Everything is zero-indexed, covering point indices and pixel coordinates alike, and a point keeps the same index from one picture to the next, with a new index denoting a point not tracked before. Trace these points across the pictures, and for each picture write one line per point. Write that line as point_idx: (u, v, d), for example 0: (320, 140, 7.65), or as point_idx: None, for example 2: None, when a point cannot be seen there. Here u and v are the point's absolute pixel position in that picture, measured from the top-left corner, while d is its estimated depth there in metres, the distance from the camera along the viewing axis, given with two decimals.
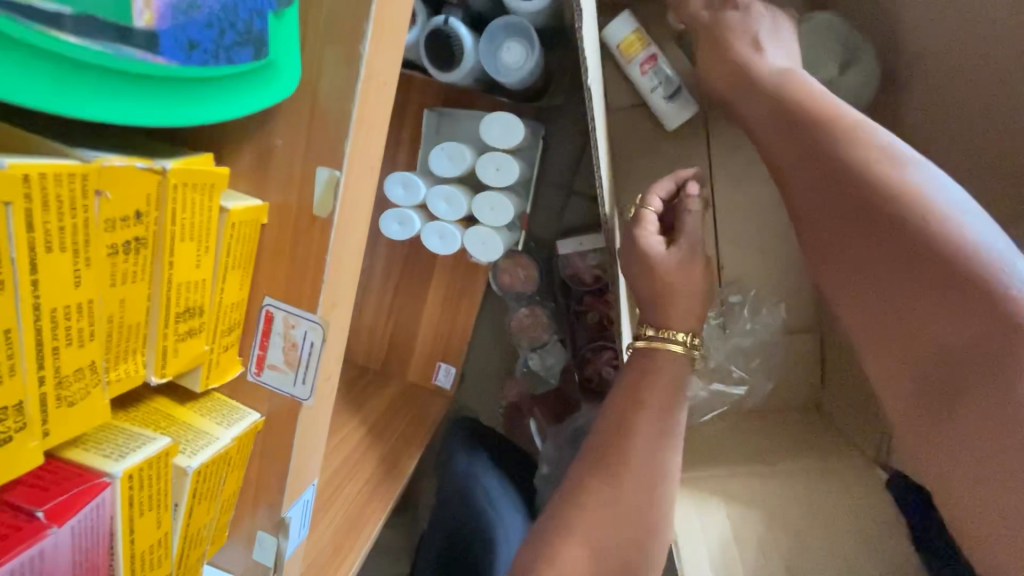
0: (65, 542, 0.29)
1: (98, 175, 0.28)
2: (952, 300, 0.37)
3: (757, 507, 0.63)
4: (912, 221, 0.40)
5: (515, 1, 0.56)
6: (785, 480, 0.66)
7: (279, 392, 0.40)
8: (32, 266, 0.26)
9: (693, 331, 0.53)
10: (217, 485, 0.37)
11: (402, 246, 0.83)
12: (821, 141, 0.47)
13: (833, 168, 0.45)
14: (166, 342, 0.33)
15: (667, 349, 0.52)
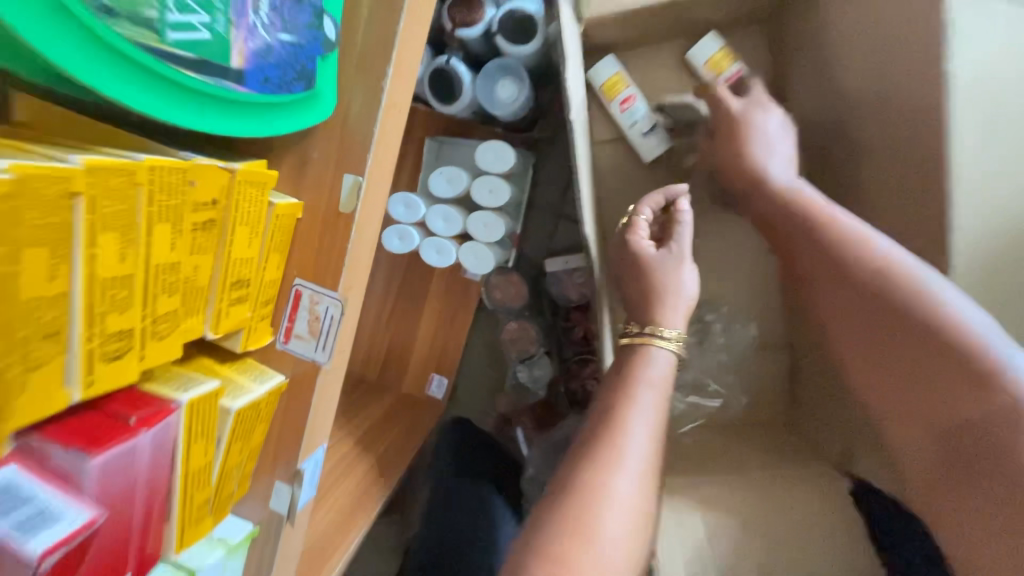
0: (149, 444, 0.34)
1: (193, 170, 0.34)
2: (956, 389, 0.38)
3: (733, 513, 0.62)
4: (909, 308, 0.40)
5: (507, 45, 0.63)
6: (764, 486, 0.64)
7: (303, 358, 0.45)
8: (147, 228, 0.32)
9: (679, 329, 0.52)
10: (250, 431, 0.42)
11: (403, 262, 0.89)
12: (813, 223, 0.48)
13: (816, 260, 0.47)
14: (222, 306, 0.39)
15: (654, 345, 0.51)
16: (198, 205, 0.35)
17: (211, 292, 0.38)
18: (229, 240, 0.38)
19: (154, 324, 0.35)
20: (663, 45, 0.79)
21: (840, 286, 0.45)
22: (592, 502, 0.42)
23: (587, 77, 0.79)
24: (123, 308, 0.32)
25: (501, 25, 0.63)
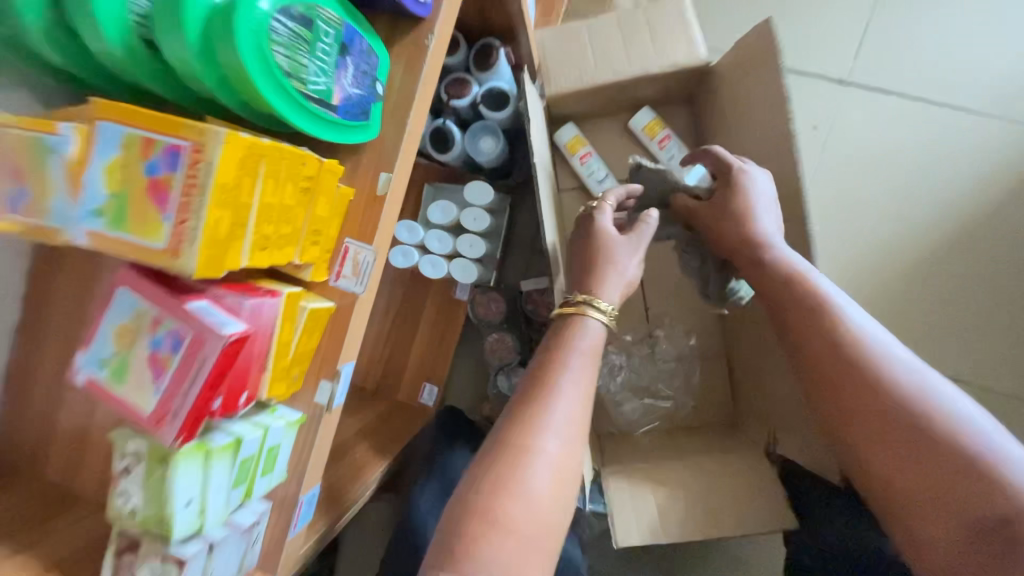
0: (270, 308, 0.41)
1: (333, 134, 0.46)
2: (974, 489, 0.47)
3: (679, 494, 0.80)
4: (932, 420, 0.50)
5: (488, 112, 0.86)
6: (702, 470, 0.82)
7: (345, 292, 0.50)
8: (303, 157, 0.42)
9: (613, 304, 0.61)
10: (307, 340, 0.48)
11: (404, 285, 1.08)
12: (840, 333, 0.56)
13: (830, 347, 0.57)
14: (321, 240, 0.48)
15: (589, 310, 0.60)
16: (314, 166, 0.43)
17: (297, 226, 0.44)
18: (335, 190, 0.47)
19: (254, 236, 0.38)
20: (610, 119, 1.06)
21: (849, 370, 0.55)
22: (523, 466, 0.48)
23: (554, 139, 1.04)
24: (264, 212, 0.38)
25: (482, 98, 0.87)
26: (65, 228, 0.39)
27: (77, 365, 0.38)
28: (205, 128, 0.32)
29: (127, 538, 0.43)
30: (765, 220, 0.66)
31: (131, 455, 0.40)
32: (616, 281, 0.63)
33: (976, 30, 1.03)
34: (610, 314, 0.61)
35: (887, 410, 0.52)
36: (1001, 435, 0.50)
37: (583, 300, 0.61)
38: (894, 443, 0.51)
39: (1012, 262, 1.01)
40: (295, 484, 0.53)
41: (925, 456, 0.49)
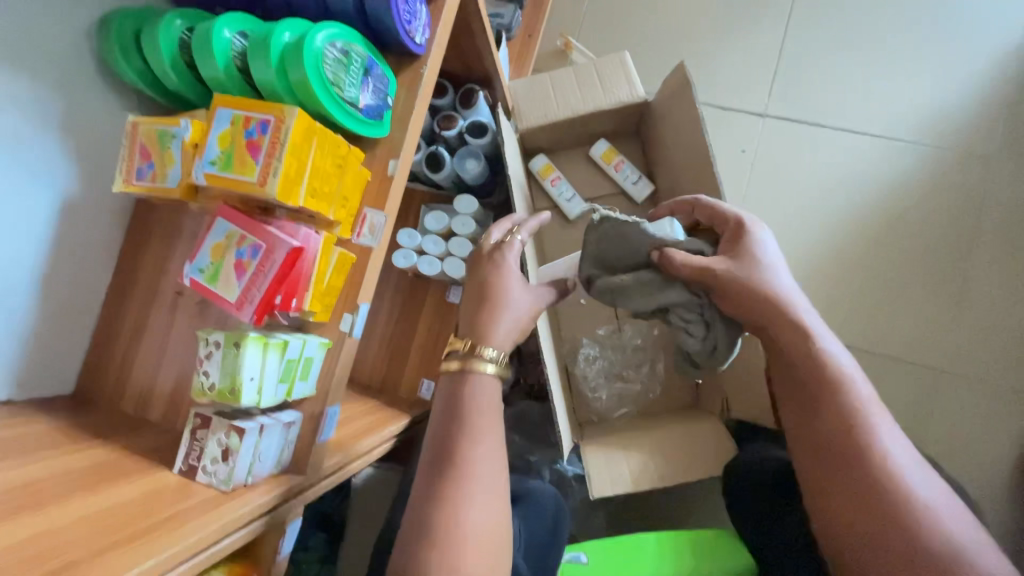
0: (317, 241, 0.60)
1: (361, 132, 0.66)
2: (914, 545, 0.58)
3: (648, 455, 0.95)
4: (884, 483, 0.62)
5: (472, 139, 1.08)
6: (668, 434, 0.98)
7: (363, 245, 0.67)
8: (344, 144, 0.62)
9: (501, 352, 0.67)
10: (336, 275, 0.65)
11: (403, 291, 1.23)
12: (824, 398, 0.67)
13: (835, 417, 0.66)
14: (347, 205, 0.66)
15: (479, 364, 0.65)
16: (346, 149, 0.62)
17: (333, 189, 0.62)
18: (359, 171, 0.66)
19: (308, 186, 0.57)
20: (574, 150, 1.27)
21: (845, 443, 0.65)
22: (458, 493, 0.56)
23: (528, 166, 1.25)
24: (315, 170, 0.57)
25: (468, 129, 1.09)
26: (179, 185, 0.59)
27: (185, 273, 0.56)
28: (285, 107, 0.53)
29: (202, 417, 0.59)
30: (780, 276, 0.70)
31: (213, 343, 0.57)
32: (509, 325, 0.68)
33: (867, 71, 1.27)
34: (496, 359, 0.66)
35: (849, 471, 0.64)
36: (949, 509, 0.60)
37: (469, 342, 0.66)
38: (855, 500, 0.63)
39: (914, 255, 1.22)
40: (321, 399, 0.67)
41: (877, 512, 0.61)
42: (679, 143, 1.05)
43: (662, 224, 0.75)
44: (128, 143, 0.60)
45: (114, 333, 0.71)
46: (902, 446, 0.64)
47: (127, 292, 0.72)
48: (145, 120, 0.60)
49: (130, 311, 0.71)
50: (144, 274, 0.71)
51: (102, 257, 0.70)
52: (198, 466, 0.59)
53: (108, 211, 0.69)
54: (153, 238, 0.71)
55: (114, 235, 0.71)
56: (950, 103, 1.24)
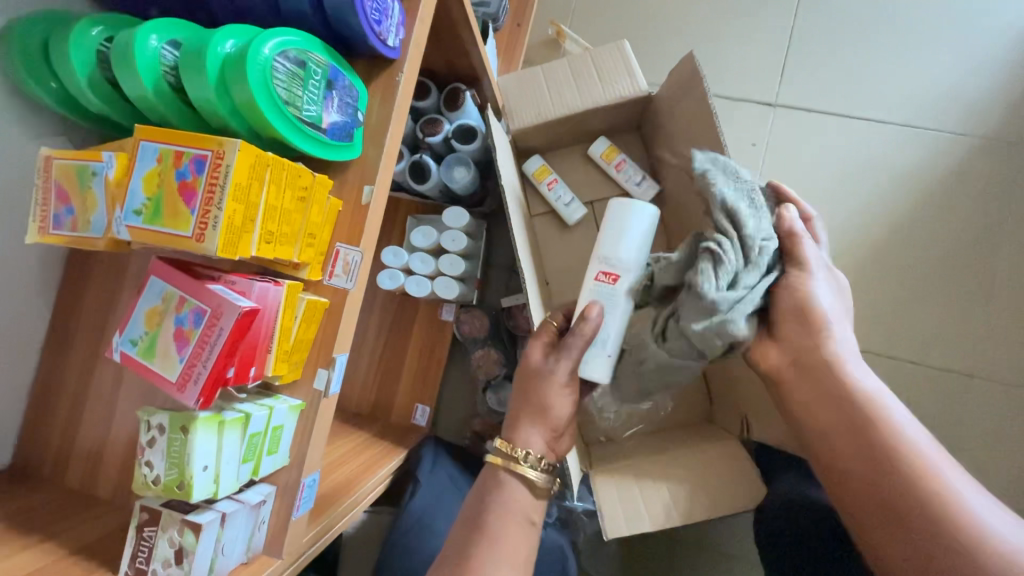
0: (278, 294, 0.50)
1: (327, 156, 0.55)
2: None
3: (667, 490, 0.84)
4: (935, 516, 0.49)
5: (458, 144, 0.97)
6: (689, 465, 0.87)
7: (337, 288, 0.57)
8: (306, 174, 0.52)
9: (539, 452, 0.60)
10: (306, 328, 0.55)
11: (391, 311, 1.12)
12: (853, 411, 0.55)
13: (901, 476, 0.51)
14: (315, 243, 0.56)
15: (523, 474, 0.59)
16: (309, 179, 0.52)
17: (296, 228, 0.52)
18: (327, 201, 0.56)
19: (261, 231, 0.47)
20: (571, 149, 1.16)
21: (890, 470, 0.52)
22: None
23: (522, 169, 1.13)
24: (269, 212, 0.47)
25: (454, 134, 0.98)
26: (106, 234, 0.48)
27: (114, 345, 0.46)
28: (225, 140, 0.42)
29: (148, 512, 0.49)
30: (825, 294, 0.58)
31: (155, 427, 0.47)
32: (532, 422, 0.61)
33: (890, 50, 1.14)
34: (535, 463, 0.59)
35: (888, 500, 0.52)
36: None
37: (512, 448, 0.60)
38: (899, 535, 0.51)
39: (948, 249, 1.10)
40: (296, 468, 0.57)
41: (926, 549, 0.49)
42: (688, 140, 0.93)
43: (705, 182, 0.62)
44: (40, 183, 0.49)
45: (51, 402, 0.60)
46: (957, 469, 0.52)
47: (65, 352, 0.60)
48: (59, 154, 0.49)
49: (70, 374, 0.60)
50: (83, 330, 0.60)
51: (31, 313, 0.58)
52: (147, 569, 0.49)
53: (34, 257, 0.57)
54: (90, 286, 0.60)
55: (46, 284, 0.59)
56: (982, 79, 1.11)
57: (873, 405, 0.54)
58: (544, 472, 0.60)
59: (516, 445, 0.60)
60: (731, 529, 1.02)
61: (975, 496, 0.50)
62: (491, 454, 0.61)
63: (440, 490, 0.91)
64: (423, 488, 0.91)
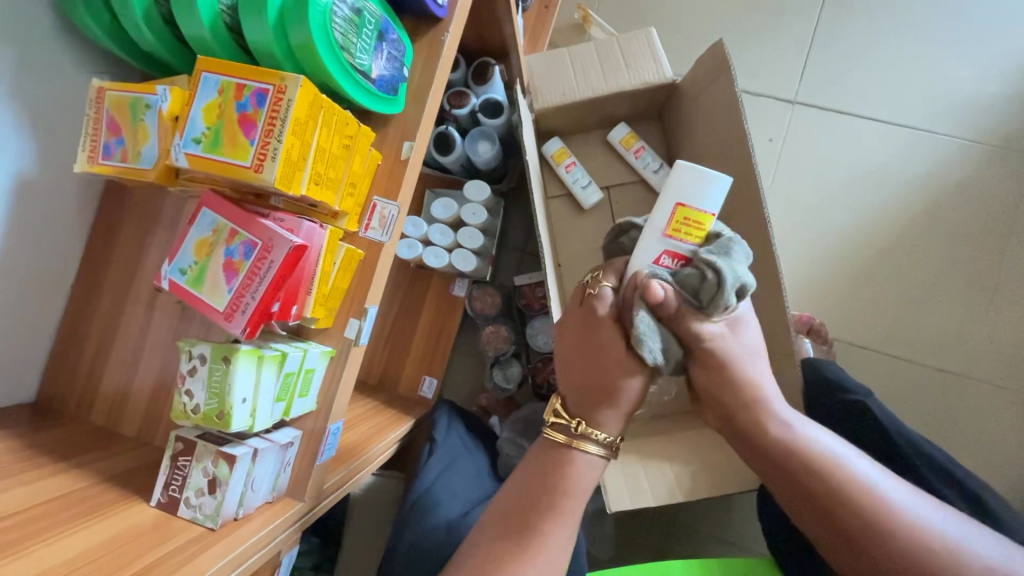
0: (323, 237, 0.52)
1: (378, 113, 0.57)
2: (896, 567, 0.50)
3: (669, 466, 0.83)
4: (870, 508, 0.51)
5: (484, 118, 0.98)
6: (689, 440, 0.86)
7: (373, 242, 0.58)
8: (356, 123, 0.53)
9: (614, 435, 0.54)
10: (340, 275, 0.56)
11: (403, 283, 1.12)
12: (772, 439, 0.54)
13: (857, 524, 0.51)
14: (356, 194, 0.57)
15: (585, 450, 0.53)
16: (354, 129, 0.53)
17: (340, 175, 0.53)
18: (369, 154, 0.57)
19: (311, 171, 0.48)
20: (590, 133, 1.15)
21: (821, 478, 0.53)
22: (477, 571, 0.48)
23: (541, 150, 1.12)
24: (320, 153, 0.48)
25: (480, 108, 0.99)
26: (155, 165, 0.49)
27: (163, 273, 0.49)
28: (286, 75, 0.44)
29: (183, 441, 0.51)
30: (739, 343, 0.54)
31: (197, 357, 0.49)
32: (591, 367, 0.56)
33: (909, 55, 1.16)
34: (604, 441, 0.54)
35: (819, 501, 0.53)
36: (951, 517, 0.52)
37: (581, 423, 0.54)
38: (833, 527, 0.53)
39: (950, 254, 1.12)
40: (324, 415, 0.58)
41: (852, 533, 0.52)
42: (706, 129, 0.93)
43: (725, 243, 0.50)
44: (92, 113, 0.50)
45: (81, 337, 0.60)
46: (869, 463, 0.54)
47: (97, 288, 0.60)
48: (112, 85, 0.49)
49: (101, 309, 0.60)
50: (116, 268, 0.60)
51: (66, 246, 0.59)
52: (179, 497, 0.51)
53: (71, 191, 0.57)
54: (123, 226, 0.60)
55: (81, 221, 0.59)
56: (992, 92, 1.14)
57: (808, 446, 0.54)
58: (607, 447, 0.54)
59: (587, 424, 0.53)
60: (724, 514, 1.04)
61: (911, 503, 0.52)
62: (551, 428, 0.55)
63: (453, 457, 0.93)
64: (440, 448, 0.94)
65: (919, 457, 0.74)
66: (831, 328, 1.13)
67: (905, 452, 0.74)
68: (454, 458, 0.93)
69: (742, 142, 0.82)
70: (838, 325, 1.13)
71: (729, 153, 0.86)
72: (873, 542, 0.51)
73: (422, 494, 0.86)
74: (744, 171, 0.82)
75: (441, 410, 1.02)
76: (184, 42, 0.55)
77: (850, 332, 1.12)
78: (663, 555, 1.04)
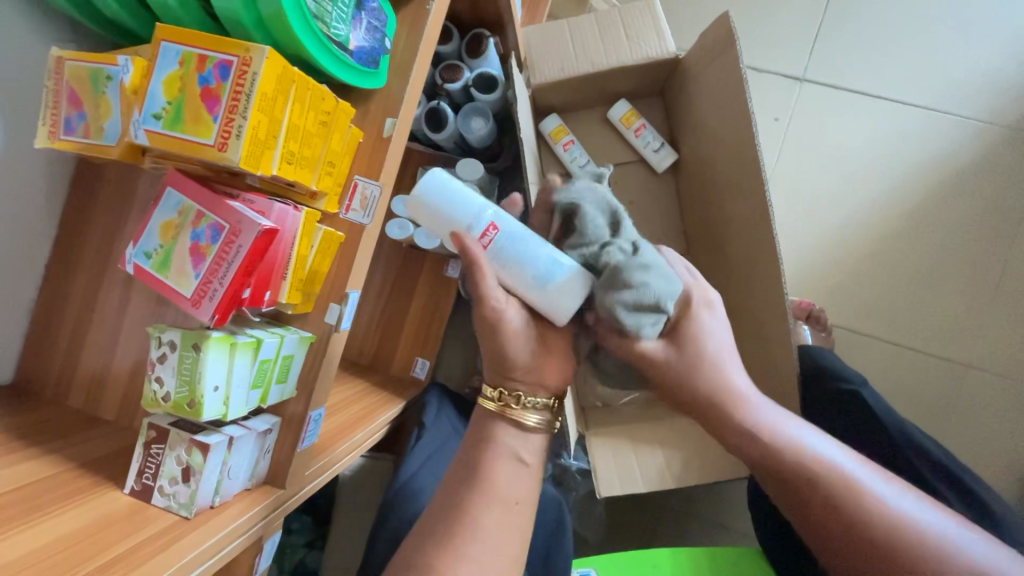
0: (297, 220, 0.49)
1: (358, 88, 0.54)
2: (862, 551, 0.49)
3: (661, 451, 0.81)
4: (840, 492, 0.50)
5: (478, 93, 0.93)
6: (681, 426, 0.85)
7: (353, 224, 0.56)
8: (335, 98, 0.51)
9: (541, 397, 0.53)
10: (318, 260, 0.54)
11: (396, 264, 1.10)
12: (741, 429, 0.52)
13: (827, 505, 0.50)
14: (335, 173, 0.54)
15: (519, 419, 0.52)
16: (331, 104, 0.50)
17: (317, 153, 0.50)
18: (349, 132, 0.54)
19: (283, 149, 0.46)
20: (590, 109, 1.11)
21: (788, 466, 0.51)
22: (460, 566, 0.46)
23: (538, 127, 1.08)
24: (292, 130, 0.46)
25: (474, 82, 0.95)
26: (120, 142, 0.46)
27: (129, 256, 0.47)
28: (252, 45, 0.41)
29: (156, 429, 0.50)
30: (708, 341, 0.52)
31: (166, 344, 0.48)
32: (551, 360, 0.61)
33: (925, 30, 1.10)
34: (538, 409, 0.52)
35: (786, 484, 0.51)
36: (914, 499, 0.51)
37: (506, 392, 0.52)
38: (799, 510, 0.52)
39: (956, 240, 1.09)
40: (305, 401, 0.57)
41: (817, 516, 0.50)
42: (708, 107, 0.89)
43: (620, 269, 0.47)
44: (52, 84, 0.47)
45: (57, 318, 0.58)
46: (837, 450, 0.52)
47: (71, 268, 0.58)
48: (72, 54, 0.46)
49: (76, 290, 0.58)
50: (90, 247, 0.58)
51: (37, 224, 0.56)
52: (154, 485, 0.50)
53: (38, 167, 0.55)
54: (95, 205, 0.58)
55: (52, 199, 0.57)
56: (1010, 72, 1.09)
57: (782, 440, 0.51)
58: (540, 414, 0.52)
59: (515, 393, 0.52)
60: (716, 498, 1.04)
61: (881, 488, 0.50)
62: (483, 398, 0.54)
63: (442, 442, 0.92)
64: (428, 433, 0.93)
65: (916, 451, 0.72)
66: (832, 314, 1.11)
67: (900, 442, 0.73)
68: (440, 445, 0.92)
69: (744, 121, 0.78)
70: (839, 310, 1.11)
71: (731, 133, 0.83)
72: (842, 522, 0.49)
73: (408, 479, 0.85)
74: (747, 151, 0.78)
75: (432, 393, 1.03)
76: (149, 8, 0.51)
77: (850, 319, 1.10)
78: (654, 538, 1.04)
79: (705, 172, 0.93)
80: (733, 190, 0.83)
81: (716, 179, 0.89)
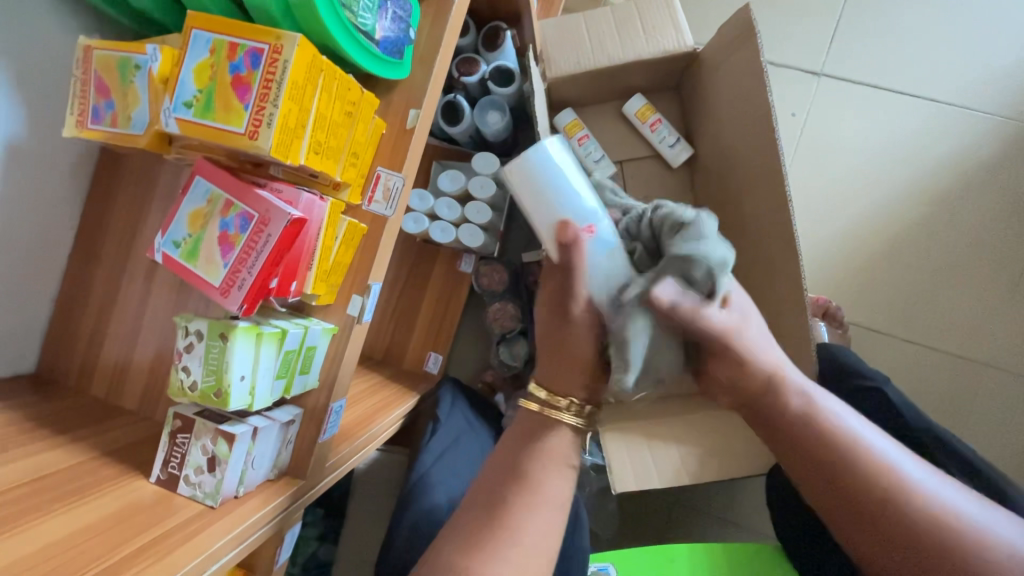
0: (323, 210, 0.49)
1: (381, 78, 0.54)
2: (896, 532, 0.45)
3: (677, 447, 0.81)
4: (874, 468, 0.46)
5: (494, 87, 0.93)
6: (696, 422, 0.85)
7: (376, 215, 0.56)
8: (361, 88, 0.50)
9: (582, 400, 0.53)
10: (342, 251, 0.53)
11: (409, 259, 1.10)
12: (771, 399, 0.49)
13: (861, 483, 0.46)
14: (359, 164, 0.54)
15: (558, 419, 0.52)
16: (357, 94, 0.50)
17: (342, 143, 0.50)
18: (372, 122, 0.54)
19: (311, 138, 0.45)
20: (605, 104, 1.10)
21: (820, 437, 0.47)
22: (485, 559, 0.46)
23: (553, 121, 1.07)
24: (319, 119, 0.46)
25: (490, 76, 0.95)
26: (148, 131, 0.46)
27: (156, 246, 0.47)
28: (283, 33, 0.41)
29: (182, 419, 0.50)
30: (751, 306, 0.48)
31: (193, 333, 0.48)
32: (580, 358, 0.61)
33: (945, 24, 1.09)
34: (577, 410, 0.52)
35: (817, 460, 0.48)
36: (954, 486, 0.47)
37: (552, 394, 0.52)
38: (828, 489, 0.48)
39: (974, 237, 1.07)
40: (326, 393, 0.57)
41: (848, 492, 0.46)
42: (726, 101, 0.88)
43: None
44: (79, 74, 0.47)
45: (79, 308, 0.59)
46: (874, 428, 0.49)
47: (94, 259, 0.58)
48: (100, 43, 0.46)
49: (98, 280, 0.58)
50: (112, 238, 0.58)
51: (61, 215, 0.57)
52: (179, 475, 0.50)
53: (62, 158, 0.55)
54: (116, 196, 0.58)
55: (75, 189, 0.57)
56: None
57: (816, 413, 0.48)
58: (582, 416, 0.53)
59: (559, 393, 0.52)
60: (729, 495, 1.04)
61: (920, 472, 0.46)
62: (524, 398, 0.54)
63: (456, 437, 0.92)
64: (443, 427, 0.93)
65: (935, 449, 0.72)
66: (847, 311, 1.10)
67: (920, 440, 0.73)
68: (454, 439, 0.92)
69: (764, 115, 0.78)
70: (855, 307, 1.10)
71: (749, 127, 0.82)
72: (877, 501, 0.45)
73: (423, 473, 0.85)
74: (767, 145, 0.77)
75: (446, 388, 1.02)
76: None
77: (865, 316, 1.09)
78: (666, 533, 1.04)
79: (722, 166, 0.93)
80: (751, 185, 0.82)
81: (734, 174, 0.88)
